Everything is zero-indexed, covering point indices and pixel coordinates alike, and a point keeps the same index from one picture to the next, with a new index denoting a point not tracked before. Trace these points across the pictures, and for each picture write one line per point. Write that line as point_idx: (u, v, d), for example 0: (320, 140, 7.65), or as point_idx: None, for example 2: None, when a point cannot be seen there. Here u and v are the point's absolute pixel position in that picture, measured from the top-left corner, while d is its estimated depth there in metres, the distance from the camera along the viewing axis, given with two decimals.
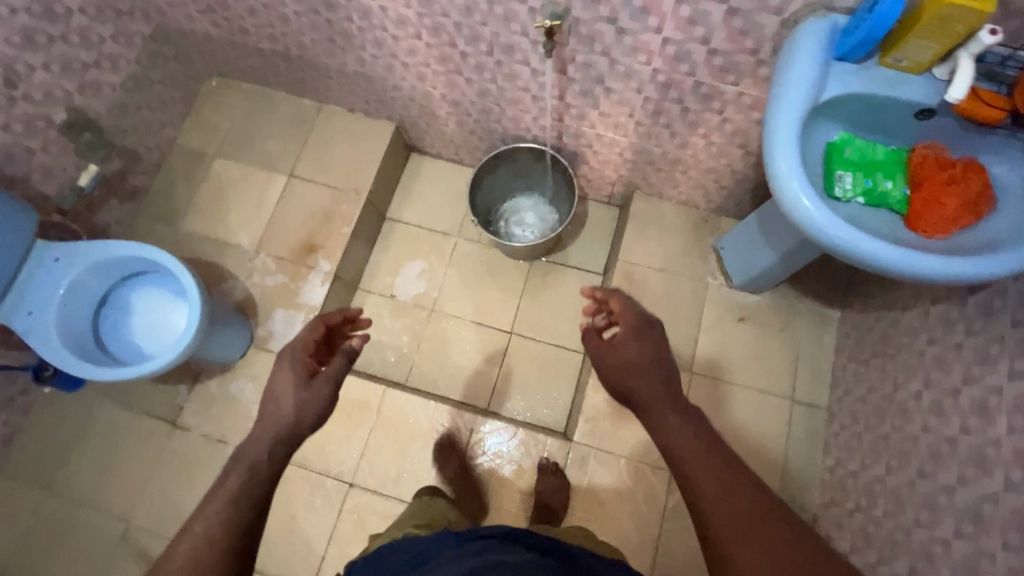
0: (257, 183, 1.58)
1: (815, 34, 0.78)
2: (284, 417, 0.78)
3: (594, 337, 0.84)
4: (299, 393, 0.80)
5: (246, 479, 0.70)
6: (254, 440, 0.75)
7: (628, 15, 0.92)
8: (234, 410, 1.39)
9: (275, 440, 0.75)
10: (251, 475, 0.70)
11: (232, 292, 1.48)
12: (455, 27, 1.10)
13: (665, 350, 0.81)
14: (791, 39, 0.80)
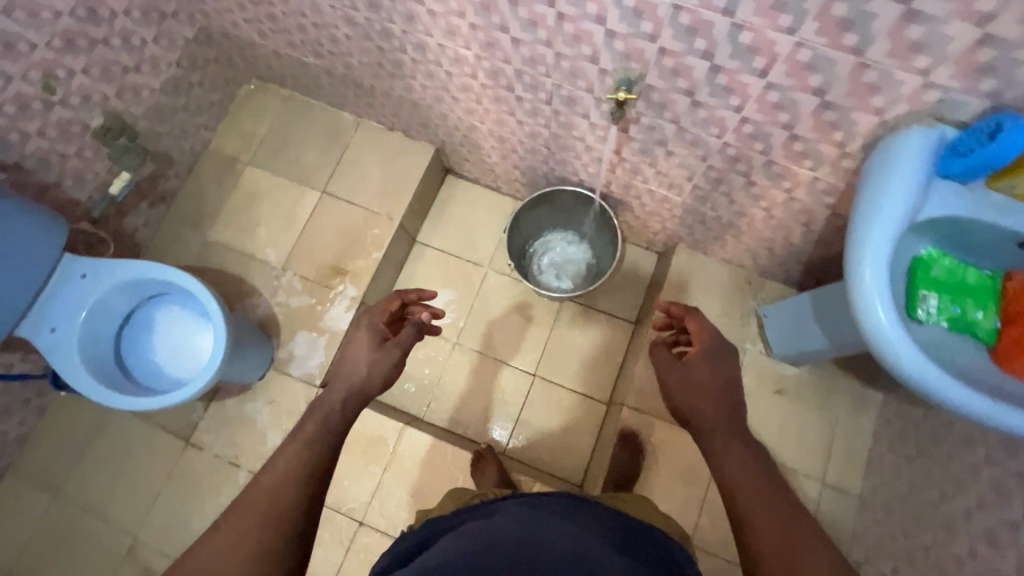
0: (289, 196, 1.53)
1: (919, 145, 0.71)
2: (357, 377, 0.83)
3: (665, 352, 0.88)
4: (371, 356, 0.84)
5: (323, 424, 0.75)
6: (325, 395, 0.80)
7: (708, 92, 0.85)
8: (248, 433, 1.36)
9: (346, 394, 0.81)
10: (328, 422, 0.76)
11: (255, 309, 1.45)
12: (515, 73, 1.03)
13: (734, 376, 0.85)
14: (889, 145, 0.75)
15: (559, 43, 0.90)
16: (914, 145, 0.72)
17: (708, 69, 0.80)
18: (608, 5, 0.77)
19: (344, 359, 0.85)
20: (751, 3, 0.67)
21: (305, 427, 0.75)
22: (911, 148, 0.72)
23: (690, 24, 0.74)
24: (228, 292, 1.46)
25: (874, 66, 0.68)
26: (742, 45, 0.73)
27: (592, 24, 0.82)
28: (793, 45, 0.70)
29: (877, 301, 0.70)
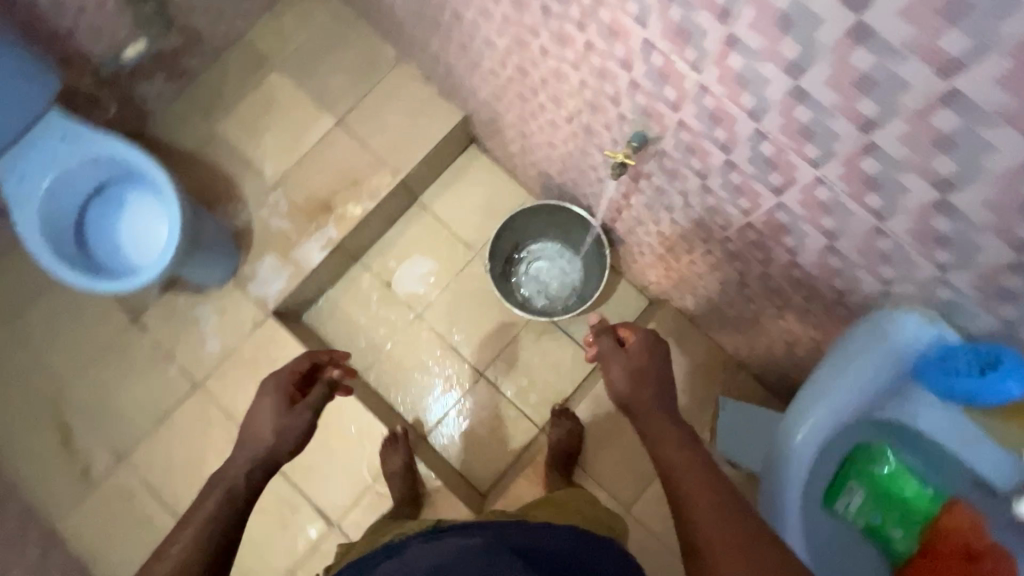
0: (304, 114, 1.47)
1: (904, 339, 0.64)
2: (261, 443, 0.79)
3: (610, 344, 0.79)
4: (278, 422, 0.81)
5: (223, 498, 0.73)
6: (229, 465, 0.77)
7: (720, 183, 0.75)
8: (191, 332, 1.39)
9: (252, 463, 0.78)
10: (228, 494, 0.73)
11: (235, 216, 1.44)
12: (540, 80, 0.93)
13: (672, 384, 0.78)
14: (875, 323, 0.66)
15: (584, 70, 0.79)
16: (900, 335, 0.64)
17: (723, 162, 0.70)
18: (636, 56, 0.67)
19: (252, 422, 0.82)
20: (780, 119, 0.56)
21: (205, 502, 0.73)
22: (895, 339, 0.65)
23: (713, 111, 0.63)
24: (216, 191, 1.45)
25: (891, 237, 0.57)
26: (761, 154, 0.63)
27: (618, 66, 0.72)
28: (813, 178, 0.59)
29: (801, 461, 0.68)
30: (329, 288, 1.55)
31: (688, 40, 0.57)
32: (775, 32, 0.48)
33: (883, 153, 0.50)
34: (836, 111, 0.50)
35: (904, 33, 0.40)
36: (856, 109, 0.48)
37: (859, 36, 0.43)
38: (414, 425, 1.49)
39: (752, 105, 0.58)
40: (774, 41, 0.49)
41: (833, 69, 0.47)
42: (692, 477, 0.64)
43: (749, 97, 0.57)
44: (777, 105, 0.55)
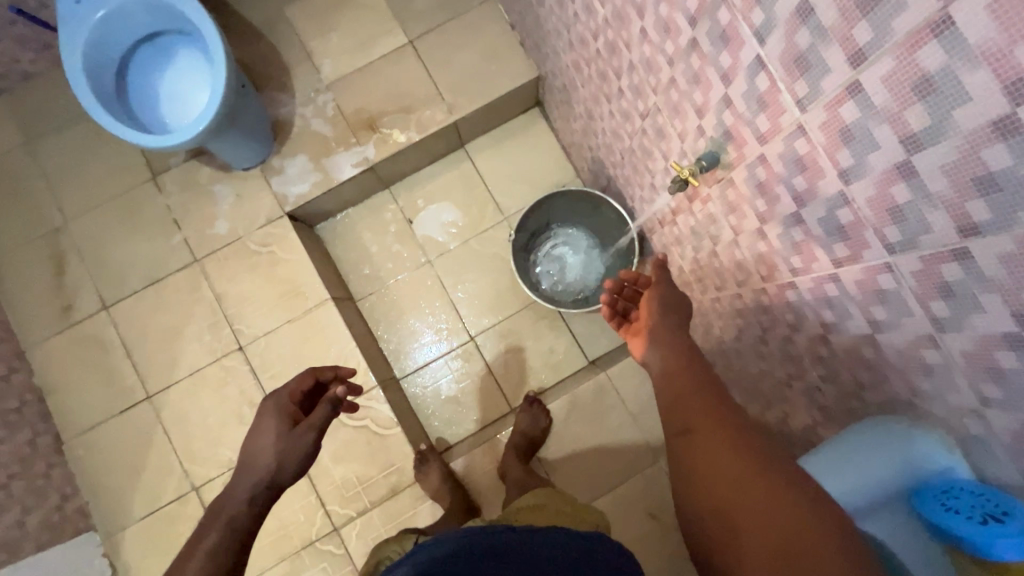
0: (378, 25, 1.43)
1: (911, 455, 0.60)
2: (263, 465, 0.78)
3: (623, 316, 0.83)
4: (281, 445, 0.80)
5: (225, 526, 0.72)
6: (233, 492, 0.76)
7: (778, 234, 0.70)
8: (204, 207, 1.37)
9: (256, 488, 0.77)
10: (231, 522, 0.72)
11: (279, 105, 1.40)
12: (627, 66, 0.87)
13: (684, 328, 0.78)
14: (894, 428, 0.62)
15: (676, 70, 0.73)
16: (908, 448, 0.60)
17: (791, 213, 0.65)
18: (740, 71, 0.60)
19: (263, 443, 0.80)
20: (871, 190, 0.51)
21: (210, 529, 0.72)
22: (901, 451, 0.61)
23: (801, 156, 0.58)
24: (269, 74, 1.41)
25: (940, 351, 0.53)
26: (834, 218, 0.58)
27: (715, 77, 0.66)
28: (881, 262, 0.54)
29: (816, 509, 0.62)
30: (350, 207, 1.52)
31: (806, 74, 0.51)
32: (906, 96, 0.43)
33: (972, 263, 0.44)
34: (940, 201, 0.44)
35: None
36: (961, 208, 0.43)
37: (1002, 130, 0.37)
38: (391, 366, 1.48)
39: (847, 164, 0.52)
40: (900, 105, 0.43)
41: (955, 156, 0.41)
42: (718, 468, 0.63)
43: (847, 155, 0.52)
44: (874, 174, 0.50)
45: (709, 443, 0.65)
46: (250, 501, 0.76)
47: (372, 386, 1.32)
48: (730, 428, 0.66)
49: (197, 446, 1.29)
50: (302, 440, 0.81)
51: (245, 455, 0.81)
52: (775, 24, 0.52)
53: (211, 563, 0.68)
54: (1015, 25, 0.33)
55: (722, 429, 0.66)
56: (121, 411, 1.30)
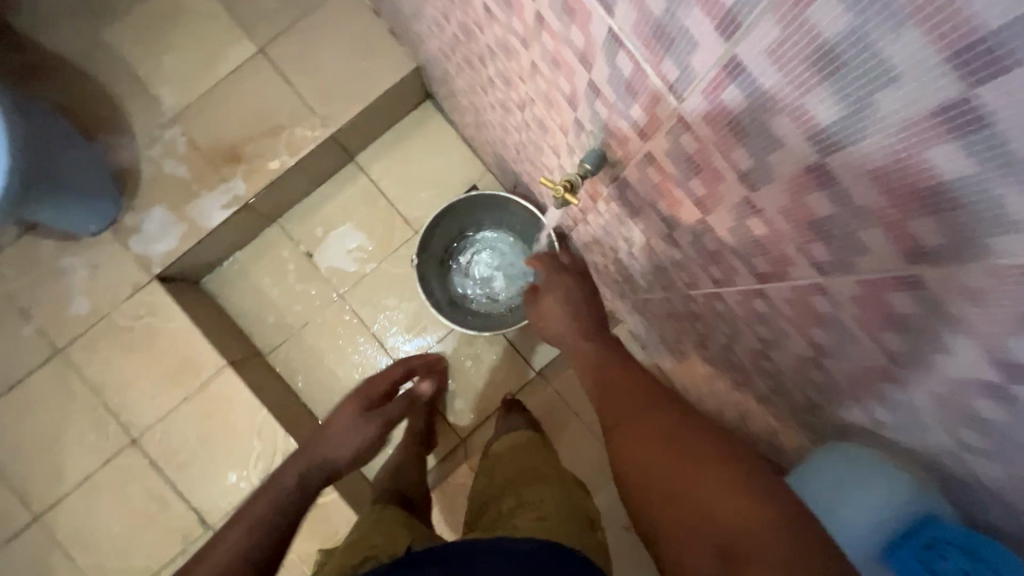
0: (220, 36, 1.21)
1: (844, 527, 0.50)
2: (322, 459, 0.77)
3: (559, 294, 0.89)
4: (355, 439, 0.81)
5: (274, 506, 0.69)
6: (282, 473, 0.74)
7: (690, 242, 0.56)
8: (56, 287, 1.16)
9: (308, 465, 0.75)
10: (280, 504, 0.69)
11: (121, 150, 1.18)
12: (487, 51, 0.71)
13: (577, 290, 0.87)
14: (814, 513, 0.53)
15: (533, 53, 0.57)
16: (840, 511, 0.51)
17: (697, 222, 0.52)
18: (597, 54, 0.46)
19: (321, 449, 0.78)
20: (782, 198, 0.40)
21: (252, 507, 0.69)
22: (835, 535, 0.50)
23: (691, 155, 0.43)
24: (100, 116, 1.18)
25: None
26: (746, 229, 0.46)
27: (574, 60, 0.50)
28: (812, 284, 0.43)
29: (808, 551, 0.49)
30: (237, 251, 1.33)
31: (670, 50, 0.38)
32: (803, 80, 0.31)
33: (927, 290, 0.34)
34: (872, 213, 0.34)
35: None
36: (907, 232, 0.33)
37: (951, 124, 0.26)
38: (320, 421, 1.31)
39: (748, 166, 0.41)
40: (797, 91, 0.32)
41: (884, 158, 0.30)
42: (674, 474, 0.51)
43: (746, 154, 0.40)
44: (785, 181, 0.39)
45: (649, 438, 0.56)
46: (301, 486, 0.72)
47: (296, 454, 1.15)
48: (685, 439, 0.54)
49: (106, 562, 1.12)
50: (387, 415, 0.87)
51: (314, 441, 0.80)
52: None
53: (251, 534, 0.65)
54: None
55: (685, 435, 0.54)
56: (6, 541, 1.12)
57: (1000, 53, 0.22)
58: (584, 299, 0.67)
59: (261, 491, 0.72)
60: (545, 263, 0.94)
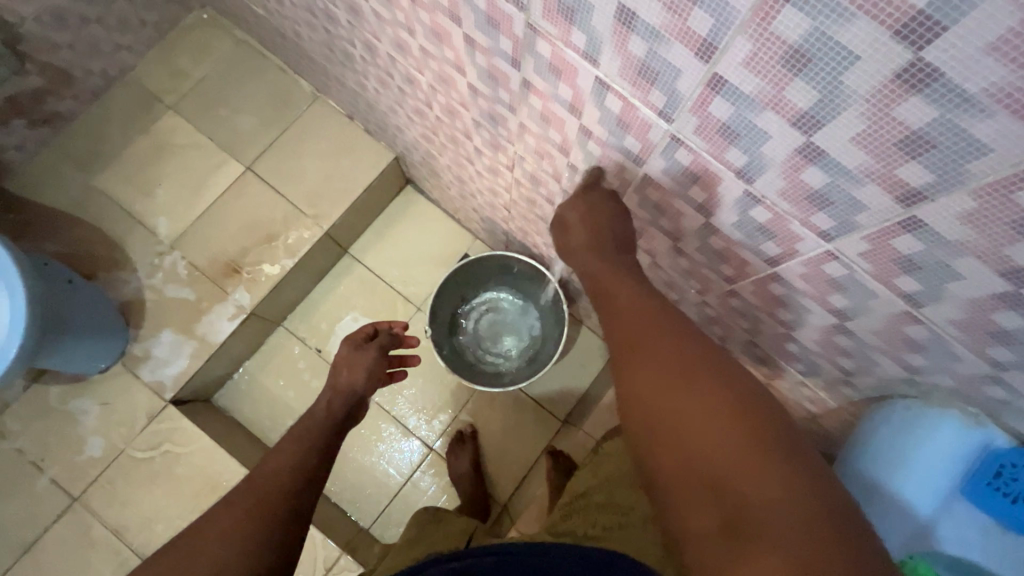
0: (205, 163, 1.28)
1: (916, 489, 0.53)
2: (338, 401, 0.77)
3: (375, 355, 0.83)
4: (370, 367, 0.82)
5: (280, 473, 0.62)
6: (273, 460, 0.65)
7: (698, 248, 0.62)
8: (67, 432, 1.13)
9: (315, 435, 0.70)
10: (299, 464, 0.64)
11: (122, 285, 1.20)
12: (472, 122, 0.78)
13: (353, 387, 0.79)
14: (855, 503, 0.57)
15: (523, 114, 0.64)
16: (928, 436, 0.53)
17: (701, 225, 0.57)
18: (585, 99, 0.52)
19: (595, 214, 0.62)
20: (780, 181, 0.43)
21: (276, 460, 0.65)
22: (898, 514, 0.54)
23: (687, 167, 0.50)
24: (99, 256, 1.21)
25: (926, 324, 0.45)
26: (754, 222, 0.50)
27: (564, 111, 0.57)
28: (821, 252, 0.46)
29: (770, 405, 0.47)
30: (245, 361, 1.33)
31: (655, 82, 0.43)
32: (778, 79, 0.35)
33: (929, 230, 0.37)
34: (865, 175, 0.37)
35: (924, 178, 0.34)
36: (810, 222, 0.44)
37: (914, 79, 0.29)
38: (355, 519, 1.26)
39: (742, 163, 0.44)
40: (780, 90, 0.36)
41: (865, 123, 0.33)
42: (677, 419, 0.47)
43: (738, 153, 0.43)
44: (761, 201, 0.46)
45: (641, 373, 0.51)
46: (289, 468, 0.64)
47: (337, 557, 1.09)
48: (671, 352, 0.50)
49: None
50: (372, 365, 0.82)
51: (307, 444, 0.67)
52: (599, 36, 0.44)
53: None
54: (884, 90, 0.31)
55: (701, 394, 0.47)
56: None
57: (947, 19, 0.26)
58: (369, 375, 0.81)
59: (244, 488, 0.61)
60: (358, 362, 0.82)
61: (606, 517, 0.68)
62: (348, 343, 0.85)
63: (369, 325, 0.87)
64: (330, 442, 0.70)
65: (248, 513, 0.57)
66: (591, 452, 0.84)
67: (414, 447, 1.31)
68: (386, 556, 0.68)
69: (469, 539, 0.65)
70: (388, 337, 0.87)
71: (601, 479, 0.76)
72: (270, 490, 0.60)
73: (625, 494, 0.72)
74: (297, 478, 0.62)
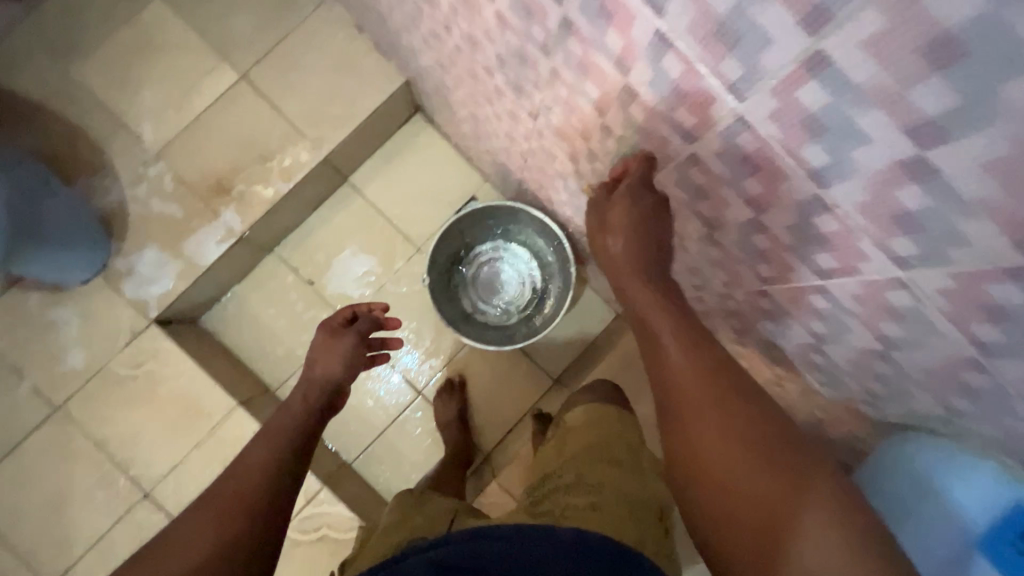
0: (196, 65, 1.15)
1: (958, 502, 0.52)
2: (317, 391, 0.73)
3: (349, 342, 0.77)
4: (347, 353, 0.76)
5: (259, 464, 0.61)
6: (249, 454, 0.63)
7: (736, 243, 0.54)
8: (47, 341, 1.10)
9: (292, 427, 0.66)
10: (276, 452, 0.62)
11: (104, 192, 1.12)
12: (496, 58, 0.68)
13: (331, 377, 0.74)
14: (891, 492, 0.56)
15: (557, 59, 0.55)
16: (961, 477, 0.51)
17: (747, 219, 0.49)
18: (637, 54, 0.43)
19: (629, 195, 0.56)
20: (863, 194, 0.35)
21: (252, 452, 0.63)
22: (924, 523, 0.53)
23: (747, 155, 0.42)
24: (78, 158, 1.12)
25: (991, 376, 0.40)
26: (816, 228, 0.42)
27: (608, 65, 0.48)
28: (889, 276, 0.39)
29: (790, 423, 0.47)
30: (235, 285, 1.28)
31: (734, 48, 0.34)
32: (905, 73, 0.27)
33: None
34: (981, 210, 0.29)
35: None
36: (887, 242, 0.37)
37: None
38: (338, 453, 1.27)
39: (820, 163, 0.36)
40: (903, 87, 0.27)
41: (1009, 149, 0.26)
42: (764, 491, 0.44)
43: (819, 151, 0.35)
44: (833, 210, 0.39)
45: (689, 414, 0.49)
46: (267, 463, 0.61)
47: (318, 491, 1.10)
48: (695, 391, 0.49)
49: None
50: (347, 347, 0.77)
51: (282, 432, 0.65)
52: None
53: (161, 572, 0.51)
54: None
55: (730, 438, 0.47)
56: None
57: None
58: (346, 365, 0.76)
59: (223, 484, 0.59)
60: (334, 350, 0.76)
61: (578, 498, 0.63)
62: (324, 328, 0.79)
63: (347, 308, 0.81)
64: (310, 432, 0.67)
65: (226, 515, 0.55)
66: (552, 431, 0.81)
67: (403, 389, 1.30)
68: (365, 545, 0.65)
69: (448, 524, 0.62)
70: (368, 320, 0.80)
71: (563, 459, 0.71)
72: (244, 485, 0.58)
73: (593, 471, 0.67)
74: (273, 471, 0.60)
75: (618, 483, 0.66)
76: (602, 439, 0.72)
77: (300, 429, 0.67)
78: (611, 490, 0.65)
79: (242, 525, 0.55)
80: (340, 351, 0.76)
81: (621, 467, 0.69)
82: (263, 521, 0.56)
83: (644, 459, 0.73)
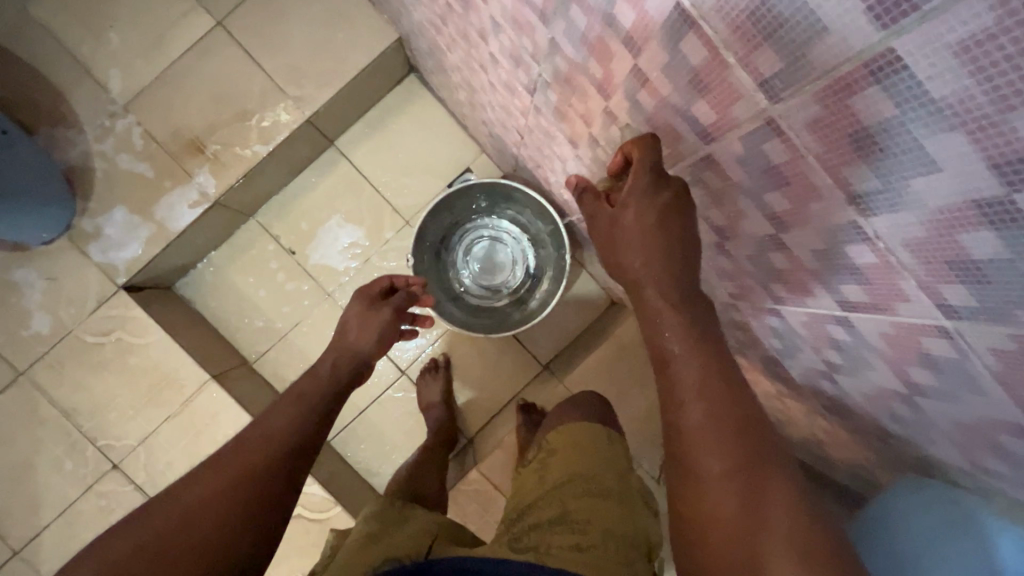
0: (168, 8, 1.05)
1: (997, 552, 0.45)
2: (342, 364, 0.69)
3: (382, 316, 0.73)
4: (377, 331, 0.72)
5: (279, 434, 0.58)
6: (270, 421, 0.59)
7: (749, 256, 0.48)
8: (10, 304, 1.04)
9: (316, 400, 0.63)
10: (296, 427, 0.59)
11: (67, 147, 1.04)
12: (491, 22, 0.59)
13: (357, 352, 0.70)
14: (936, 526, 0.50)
15: (558, 30, 0.46)
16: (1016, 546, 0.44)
17: (766, 235, 0.42)
18: (651, 33, 0.35)
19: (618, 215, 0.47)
20: (916, 231, 0.28)
21: (273, 418, 0.60)
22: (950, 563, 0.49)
23: (775, 166, 0.35)
24: (37, 107, 1.03)
25: None
26: (846, 257, 0.36)
27: (617, 41, 0.40)
28: (929, 323, 0.33)
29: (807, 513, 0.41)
30: (213, 251, 1.22)
31: (775, 35, 0.27)
32: (1012, 89, 0.20)
33: None
34: None
35: None
36: (935, 288, 0.31)
37: None
38: None
39: (866, 189, 0.29)
40: (1003, 109, 0.20)
41: None
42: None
43: (867, 174, 0.28)
44: (873, 242, 0.32)
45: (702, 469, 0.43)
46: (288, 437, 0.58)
47: None
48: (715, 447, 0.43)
49: None
50: (379, 322, 0.72)
51: (303, 404, 0.62)
52: None
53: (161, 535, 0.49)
54: None
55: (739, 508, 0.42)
56: None
57: None
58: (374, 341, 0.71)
59: (239, 447, 0.56)
60: (366, 324, 0.72)
61: (564, 538, 0.58)
62: (361, 296, 0.75)
63: (385, 278, 0.77)
64: (330, 409, 0.64)
65: (241, 482, 0.53)
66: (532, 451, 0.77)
67: (387, 368, 1.25)
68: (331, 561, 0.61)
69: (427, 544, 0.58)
70: (404, 297, 0.75)
71: (545, 492, 0.66)
72: (260, 456, 0.56)
73: (580, 506, 0.62)
74: (292, 446, 0.58)
75: (607, 520, 0.61)
76: (588, 468, 0.67)
77: (321, 406, 0.63)
78: (600, 530, 0.60)
79: (241, 506, 0.52)
80: (373, 325, 0.72)
81: (610, 501, 0.64)
82: (273, 497, 0.54)
83: (631, 488, 0.68)
